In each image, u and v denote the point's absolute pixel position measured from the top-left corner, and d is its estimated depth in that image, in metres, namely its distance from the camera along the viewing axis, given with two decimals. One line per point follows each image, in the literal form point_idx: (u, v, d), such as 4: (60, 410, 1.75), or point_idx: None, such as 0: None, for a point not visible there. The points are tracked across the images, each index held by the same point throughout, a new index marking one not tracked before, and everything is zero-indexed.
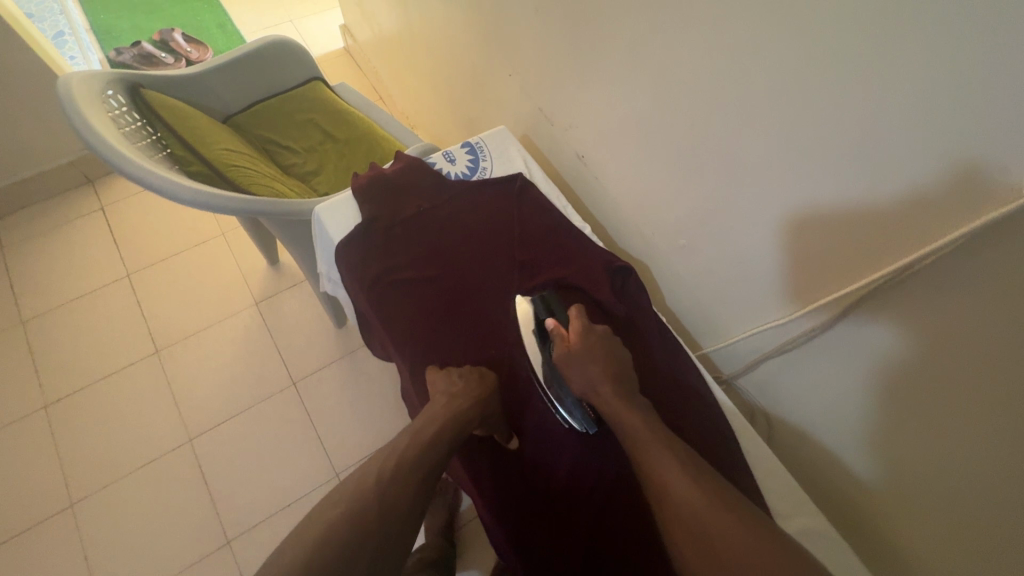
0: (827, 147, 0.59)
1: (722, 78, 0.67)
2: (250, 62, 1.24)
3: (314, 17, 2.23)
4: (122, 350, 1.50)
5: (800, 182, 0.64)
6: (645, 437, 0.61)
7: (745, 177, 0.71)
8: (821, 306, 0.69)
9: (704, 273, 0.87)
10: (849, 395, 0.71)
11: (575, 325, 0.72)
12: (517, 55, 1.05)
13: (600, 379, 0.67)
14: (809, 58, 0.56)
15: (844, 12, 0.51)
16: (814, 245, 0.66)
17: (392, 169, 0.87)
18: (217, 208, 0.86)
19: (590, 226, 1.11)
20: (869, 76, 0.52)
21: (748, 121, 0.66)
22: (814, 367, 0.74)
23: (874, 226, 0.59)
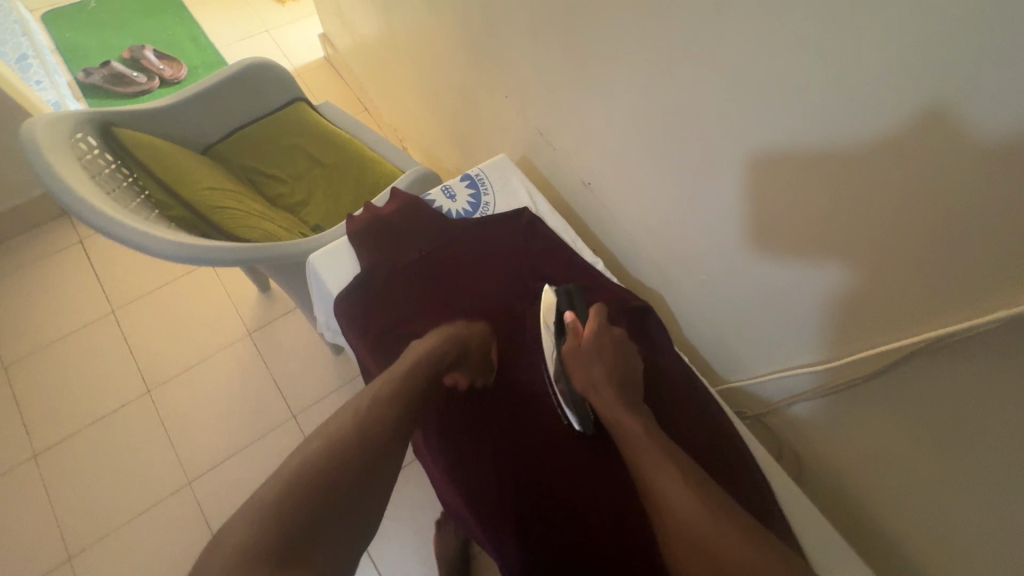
0: (872, 195, 0.54)
1: (715, 83, 0.63)
2: (228, 88, 1.18)
3: (291, 25, 2.14)
4: (112, 390, 1.44)
5: (836, 229, 0.59)
6: (643, 440, 0.62)
7: (773, 217, 0.66)
8: (861, 358, 0.64)
9: (724, 309, 0.83)
10: (896, 445, 0.66)
11: (592, 322, 0.73)
12: (512, 74, 0.99)
13: (605, 379, 0.68)
14: (836, 86, 0.51)
15: (892, 55, 0.46)
16: (852, 288, 0.61)
17: (388, 210, 0.82)
18: (205, 259, 0.80)
19: (598, 250, 1.06)
20: (924, 125, 0.47)
21: (778, 161, 0.61)
22: (854, 416, 0.69)
23: (926, 281, 0.53)
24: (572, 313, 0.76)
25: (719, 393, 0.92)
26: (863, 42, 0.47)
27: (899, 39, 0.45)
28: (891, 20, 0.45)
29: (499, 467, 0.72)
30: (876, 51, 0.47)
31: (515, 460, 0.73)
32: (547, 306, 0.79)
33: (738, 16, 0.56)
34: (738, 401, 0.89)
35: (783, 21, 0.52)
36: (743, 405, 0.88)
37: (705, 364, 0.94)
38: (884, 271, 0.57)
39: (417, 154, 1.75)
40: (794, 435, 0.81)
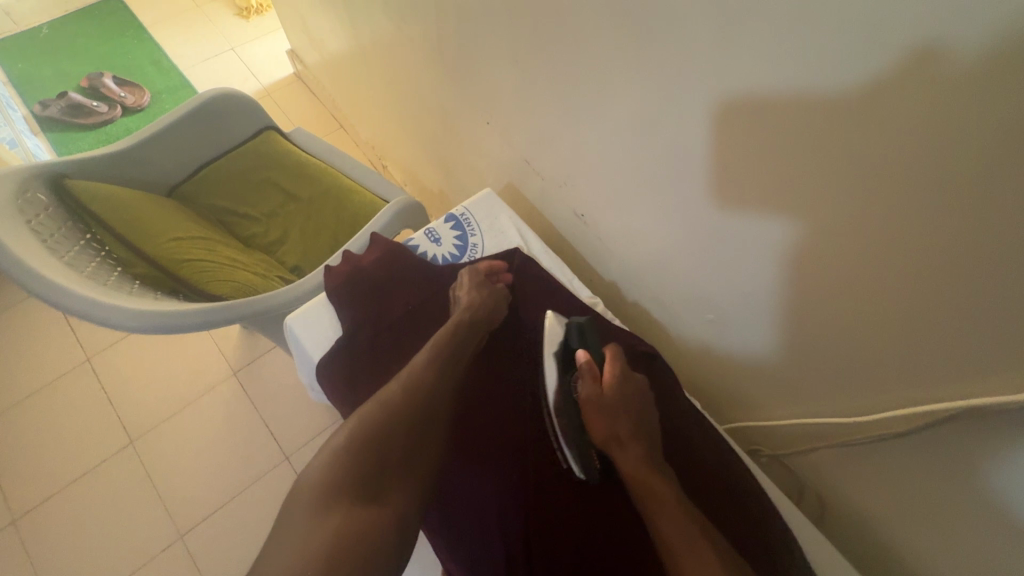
0: (910, 247, 0.49)
1: (711, 109, 0.58)
2: (190, 123, 1.11)
3: (257, 40, 2.05)
4: (92, 445, 1.37)
5: (867, 278, 0.55)
6: (671, 505, 0.59)
7: (785, 253, 0.61)
8: (900, 415, 0.59)
9: (730, 344, 0.80)
10: (932, 496, 0.62)
11: (612, 369, 0.72)
12: (492, 96, 0.94)
13: (630, 437, 0.66)
14: (848, 119, 0.46)
15: (919, 90, 0.41)
16: (879, 325, 0.57)
17: (368, 260, 0.76)
18: (170, 325, 0.74)
19: (594, 277, 1.02)
20: (972, 181, 0.42)
21: (798, 208, 0.56)
22: (885, 467, 0.65)
23: (974, 336, 0.49)
24: (587, 352, 0.75)
25: (728, 431, 0.88)
26: (903, 90, 0.42)
27: (947, 90, 0.39)
28: (936, 69, 0.39)
29: (501, 496, 0.70)
30: (920, 102, 0.41)
31: (518, 493, 0.70)
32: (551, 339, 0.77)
33: (734, 43, 0.51)
34: (752, 439, 0.84)
35: (801, 64, 0.47)
36: (757, 443, 0.84)
37: (716, 396, 0.90)
38: (928, 324, 0.52)
39: (397, 173, 1.68)
40: (816, 478, 0.76)
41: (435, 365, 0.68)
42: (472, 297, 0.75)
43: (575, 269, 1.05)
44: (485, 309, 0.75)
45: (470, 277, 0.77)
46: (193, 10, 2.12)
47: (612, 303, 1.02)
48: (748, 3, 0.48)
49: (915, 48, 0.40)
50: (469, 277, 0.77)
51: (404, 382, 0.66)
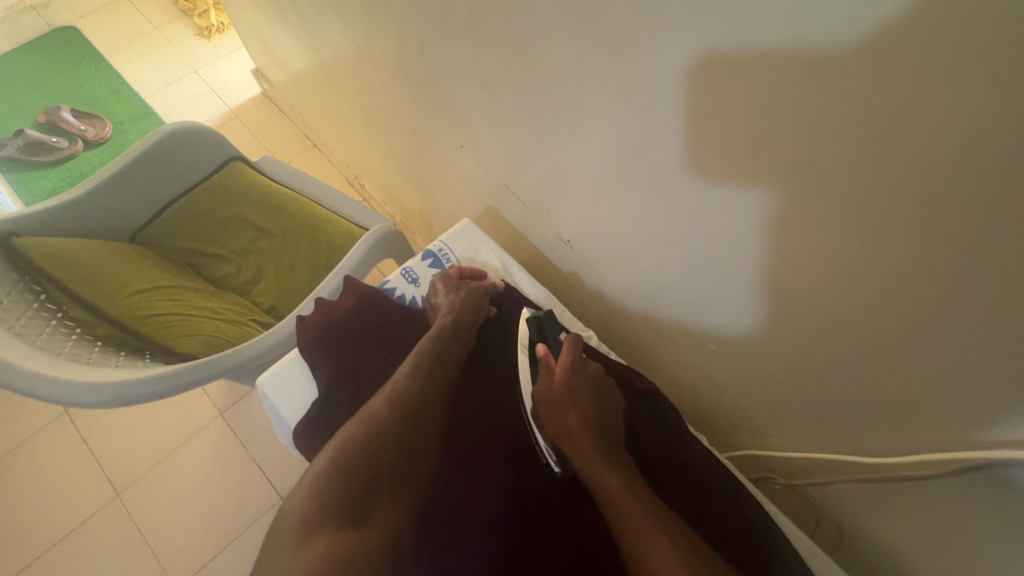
0: (938, 283, 0.45)
1: (697, 135, 0.53)
2: (149, 163, 1.04)
3: (220, 61, 1.98)
4: (77, 500, 1.31)
5: (888, 311, 0.50)
6: (622, 498, 0.58)
7: (789, 282, 0.57)
8: (935, 457, 0.55)
9: (730, 367, 0.76)
10: (958, 535, 0.58)
11: (563, 358, 0.71)
12: (464, 118, 0.89)
13: (577, 424, 0.65)
14: (847, 149, 0.43)
15: (925, 120, 0.37)
16: (891, 355, 0.53)
17: (343, 306, 0.71)
18: (134, 394, 0.69)
19: (583, 300, 0.98)
20: (992, 214, 0.38)
21: (805, 241, 0.52)
22: (908, 505, 0.62)
23: (1011, 376, 0.45)
24: (545, 345, 0.76)
25: (733, 457, 0.84)
26: (926, 123, 0.37)
27: (976, 124, 0.35)
28: (956, 106, 0.35)
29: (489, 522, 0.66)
30: (944, 135, 0.37)
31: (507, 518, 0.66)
32: (522, 336, 0.79)
33: (717, 68, 0.47)
34: (761, 467, 0.80)
35: (803, 94, 0.42)
36: (769, 471, 0.79)
37: (721, 420, 0.86)
38: (959, 362, 0.48)
39: (375, 192, 1.63)
40: (831, 508, 0.72)
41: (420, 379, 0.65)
42: (451, 301, 0.73)
43: (565, 292, 1.01)
44: (466, 309, 0.72)
45: (443, 283, 0.75)
46: (151, 34, 2.04)
47: (605, 326, 0.98)
48: (730, 29, 0.43)
49: (937, 80, 0.35)
50: (443, 284, 0.75)
51: (387, 395, 0.63)
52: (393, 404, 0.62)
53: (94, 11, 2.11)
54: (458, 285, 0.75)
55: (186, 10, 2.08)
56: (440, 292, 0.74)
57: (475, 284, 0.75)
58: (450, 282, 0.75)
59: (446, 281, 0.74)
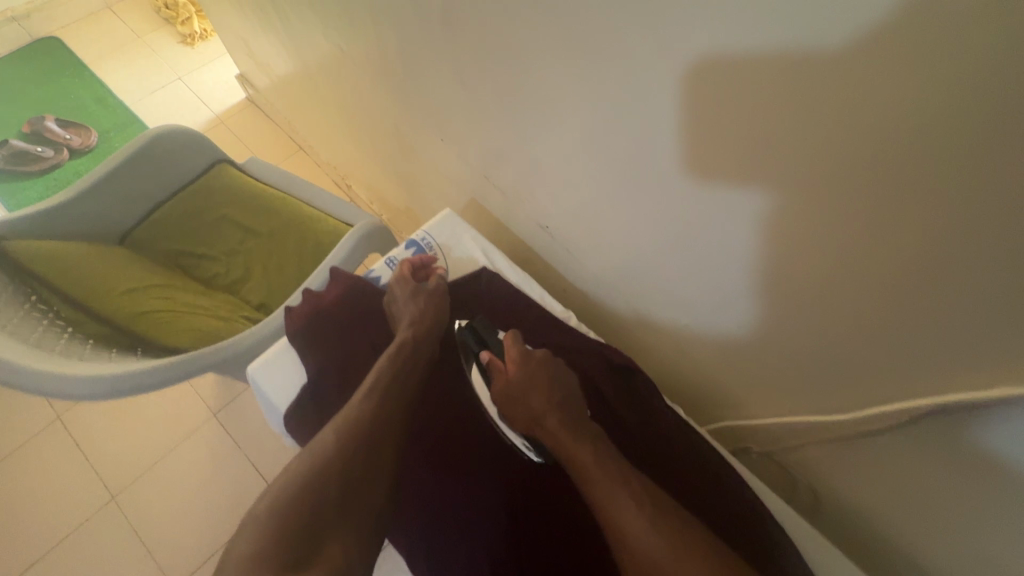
0: (882, 248, 0.48)
1: (659, 118, 0.56)
2: (135, 167, 1.06)
3: (204, 67, 1.99)
4: (72, 506, 1.32)
5: (844, 277, 0.53)
6: (595, 477, 0.61)
7: (752, 256, 0.60)
8: (893, 409, 0.58)
9: (705, 343, 0.79)
10: (917, 484, 0.62)
11: (510, 355, 0.73)
12: (443, 112, 0.92)
13: (542, 410, 0.68)
14: (789, 125, 0.46)
15: (854, 95, 0.41)
16: (848, 322, 0.57)
17: (330, 296, 0.73)
18: (128, 388, 0.70)
19: (565, 287, 1.01)
20: (919, 181, 0.42)
21: (761, 215, 0.55)
22: (871, 461, 0.65)
23: (949, 333, 0.49)
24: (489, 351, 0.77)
25: (712, 431, 0.88)
26: (858, 96, 0.41)
27: (903, 95, 0.38)
28: (879, 78, 0.39)
29: (487, 509, 0.69)
30: (875, 108, 0.40)
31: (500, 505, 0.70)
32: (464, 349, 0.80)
33: (671, 52, 0.50)
34: (738, 440, 0.84)
35: (746, 74, 0.46)
36: (747, 441, 0.83)
37: (701, 397, 0.89)
38: (911, 321, 0.51)
39: (362, 193, 1.65)
40: (804, 475, 0.76)
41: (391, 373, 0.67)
42: (412, 308, 0.73)
43: (547, 280, 1.04)
44: (427, 319, 0.73)
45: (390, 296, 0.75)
46: (135, 42, 2.05)
47: (586, 312, 1.01)
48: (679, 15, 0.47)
49: (865, 55, 0.38)
50: (401, 290, 0.74)
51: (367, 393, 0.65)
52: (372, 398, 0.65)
53: (77, 20, 2.11)
54: (417, 289, 0.76)
55: (168, 18, 2.08)
56: (392, 300, 0.75)
57: (431, 287, 0.76)
58: (402, 288, 0.75)
59: (405, 285, 0.75)
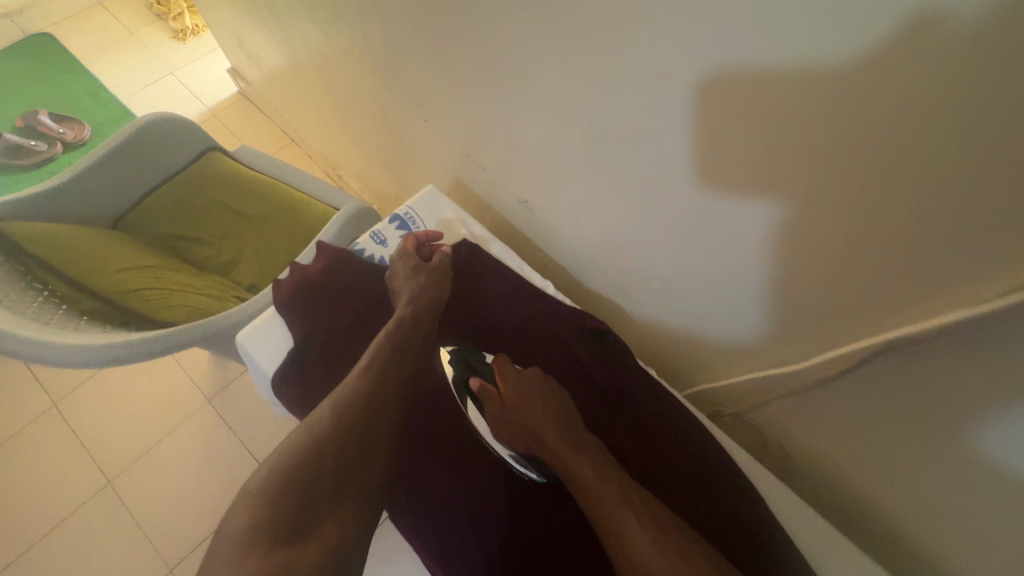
0: (823, 201, 0.51)
1: (622, 84, 0.59)
2: (126, 153, 1.08)
3: (195, 62, 2.01)
4: (68, 491, 1.34)
5: (786, 235, 0.57)
6: (598, 489, 0.62)
7: (710, 217, 0.63)
8: (839, 356, 0.62)
9: (678, 309, 0.82)
10: (870, 426, 0.66)
11: (503, 376, 0.74)
12: (427, 93, 0.95)
13: (540, 425, 0.69)
14: (735, 85, 0.49)
15: (788, 52, 0.43)
16: (802, 278, 0.60)
17: (314, 270, 0.76)
18: (121, 358, 0.73)
19: (547, 264, 1.04)
20: (850, 130, 0.44)
21: (716, 176, 0.58)
22: (828, 409, 0.69)
23: (889, 278, 0.52)
24: (478, 377, 0.77)
25: (688, 396, 0.91)
26: (790, 54, 0.43)
27: (829, 48, 0.41)
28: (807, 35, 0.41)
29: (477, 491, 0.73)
30: (807, 63, 0.43)
31: (497, 512, 0.72)
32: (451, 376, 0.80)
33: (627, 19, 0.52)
34: (714, 402, 0.87)
35: (695, 34, 0.48)
36: (720, 403, 0.86)
37: (677, 365, 0.92)
38: (849, 271, 0.54)
39: (353, 182, 1.67)
40: (773, 433, 0.79)
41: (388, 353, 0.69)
42: (414, 283, 0.75)
43: (531, 258, 1.07)
44: (429, 294, 0.75)
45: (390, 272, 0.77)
46: (126, 38, 2.07)
47: (568, 287, 1.04)
48: None
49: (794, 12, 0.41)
50: (403, 266, 0.77)
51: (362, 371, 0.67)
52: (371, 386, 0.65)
53: (68, 17, 2.13)
54: (419, 267, 0.77)
55: (160, 14, 2.11)
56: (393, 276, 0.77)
57: (435, 264, 0.78)
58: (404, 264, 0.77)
59: (408, 262, 0.76)
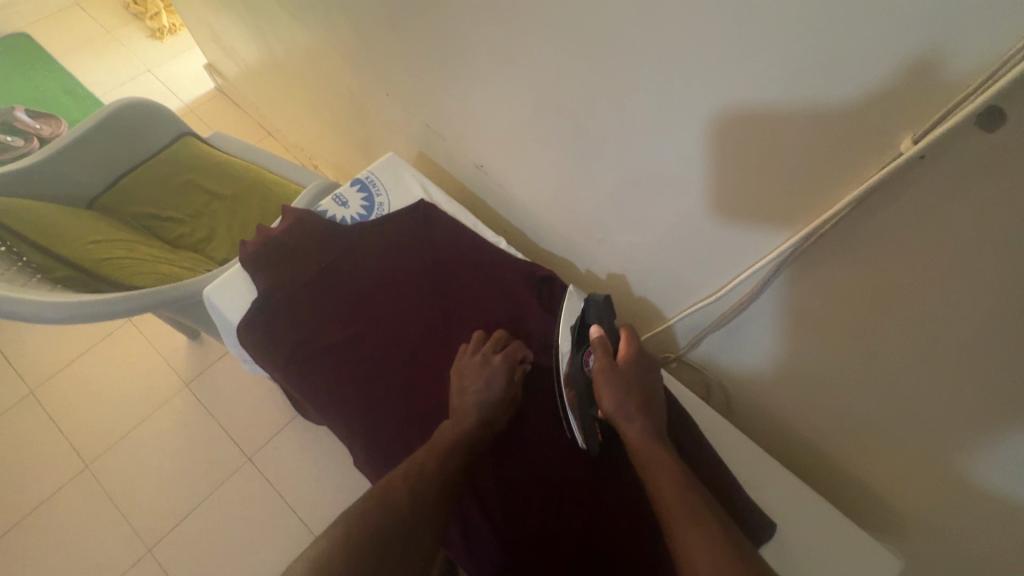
0: (725, 120, 0.58)
1: (556, 27, 0.66)
2: (101, 135, 1.11)
3: (172, 59, 2.04)
4: (46, 475, 1.35)
5: (697, 159, 0.64)
6: (675, 491, 0.53)
7: (642, 151, 0.70)
8: (747, 280, 0.69)
9: (624, 260, 0.88)
10: (778, 349, 0.73)
11: (627, 346, 0.68)
12: (388, 66, 1.01)
13: (639, 410, 0.63)
14: (644, 12, 0.56)
15: None
16: (721, 206, 0.66)
17: (279, 229, 0.84)
18: (96, 316, 0.77)
19: (508, 232, 1.10)
20: (737, 47, 0.52)
21: (638, 107, 0.65)
22: (750, 336, 0.75)
23: (784, 197, 0.59)
24: (599, 328, 0.70)
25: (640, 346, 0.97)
26: None
27: None
28: None
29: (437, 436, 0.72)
30: None
31: (501, 478, 0.70)
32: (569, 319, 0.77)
33: None
34: (662, 350, 0.93)
35: None
36: (666, 351, 0.92)
37: (628, 317, 0.98)
38: (755, 193, 0.61)
39: (328, 170, 1.71)
40: (712, 369, 0.86)
41: (464, 440, 0.63)
42: (485, 378, 0.70)
43: (494, 226, 1.12)
44: (498, 385, 0.69)
45: (477, 360, 0.71)
46: (103, 37, 2.09)
47: (529, 253, 1.09)
48: None
49: None
50: (481, 362, 0.71)
51: (431, 447, 0.61)
52: (431, 457, 0.60)
53: (45, 18, 2.15)
54: (492, 362, 0.72)
55: (137, 13, 2.14)
56: (487, 363, 0.71)
57: (518, 372, 0.73)
58: (505, 366, 0.71)
59: (506, 361, 0.71)
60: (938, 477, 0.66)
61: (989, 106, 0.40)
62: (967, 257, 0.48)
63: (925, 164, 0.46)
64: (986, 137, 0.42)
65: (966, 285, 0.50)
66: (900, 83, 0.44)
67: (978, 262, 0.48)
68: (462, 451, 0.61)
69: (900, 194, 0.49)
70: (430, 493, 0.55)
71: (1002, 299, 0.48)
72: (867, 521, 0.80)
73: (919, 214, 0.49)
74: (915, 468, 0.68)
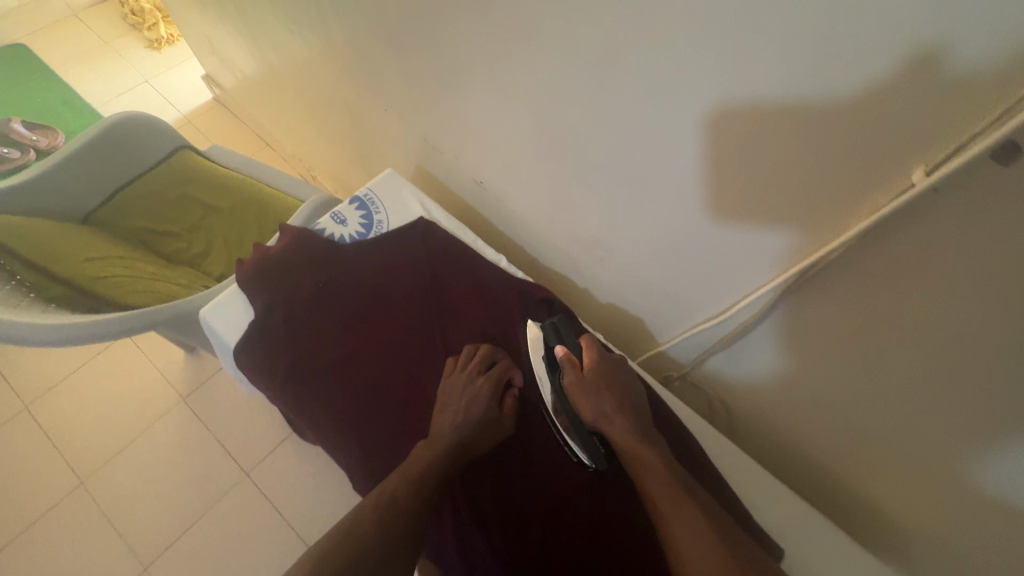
0: (732, 146, 0.57)
1: (558, 49, 0.66)
2: (97, 149, 1.10)
3: (170, 70, 2.04)
4: (40, 492, 1.33)
5: (702, 182, 0.63)
6: (660, 488, 0.53)
7: (645, 172, 0.69)
8: (752, 302, 0.68)
9: (625, 279, 0.87)
10: (783, 370, 0.72)
11: (588, 352, 0.69)
12: (387, 81, 1.00)
13: (615, 407, 0.63)
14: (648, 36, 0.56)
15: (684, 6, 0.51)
16: (726, 228, 0.65)
17: (276, 247, 0.83)
18: (91, 337, 0.76)
19: (507, 246, 1.09)
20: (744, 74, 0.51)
21: (642, 130, 0.65)
22: (753, 357, 0.74)
23: (791, 221, 0.58)
24: (563, 347, 0.71)
25: (641, 364, 0.96)
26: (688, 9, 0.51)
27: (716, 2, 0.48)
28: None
29: None
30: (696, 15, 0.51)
31: (501, 502, 0.69)
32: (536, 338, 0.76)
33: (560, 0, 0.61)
34: (664, 368, 0.93)
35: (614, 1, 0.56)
36: (669, 369, 0.92)
37: (628, 334, 0.97)
38: (761, 216, 0.60)
39: (326, 181, 1.71)
40: (715, 389, 0.85)
41: (441, 460, 0.62)
42: (465, 401, 0.69)
43: (493, 240, 1.11)
44: (479, 409, 0.69)
45: (461, 381, 0.70)
46: (101, 47, 2.09)
47: (529, 268, 1.08)
48: None
49: None
50: (462, 385, 0.70)
51: (409, 468, 0.61)
52: (407, 477, 0.60)
53: (42, 28, 2.15)
54: (475, 385, 0.71)
55: (135, 24, 2.14)
56: (469, 383, 0.71)
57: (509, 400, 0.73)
58: (488, 389, 0.70)
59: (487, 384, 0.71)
60: (947, 504, 0.65)
61: (1003, 140, 0.39)
62: (977, 286, 0.47)
63: (937, 196, 0.45)
64: (999, 169, 0.41)
65: (976, 313, 0.49)
66: (909, 115, 0.44)
67: (989, 293, 0.47)
68: (441, 472, 0.61)
69: (911, 222, 0.48)
70: (409, 517, 0.55)
71: (1012, 327, 0.47)
72: (873, 542, 0.79)
73: (928, 244, 0.48)
74: (923, 493, 0.67)
